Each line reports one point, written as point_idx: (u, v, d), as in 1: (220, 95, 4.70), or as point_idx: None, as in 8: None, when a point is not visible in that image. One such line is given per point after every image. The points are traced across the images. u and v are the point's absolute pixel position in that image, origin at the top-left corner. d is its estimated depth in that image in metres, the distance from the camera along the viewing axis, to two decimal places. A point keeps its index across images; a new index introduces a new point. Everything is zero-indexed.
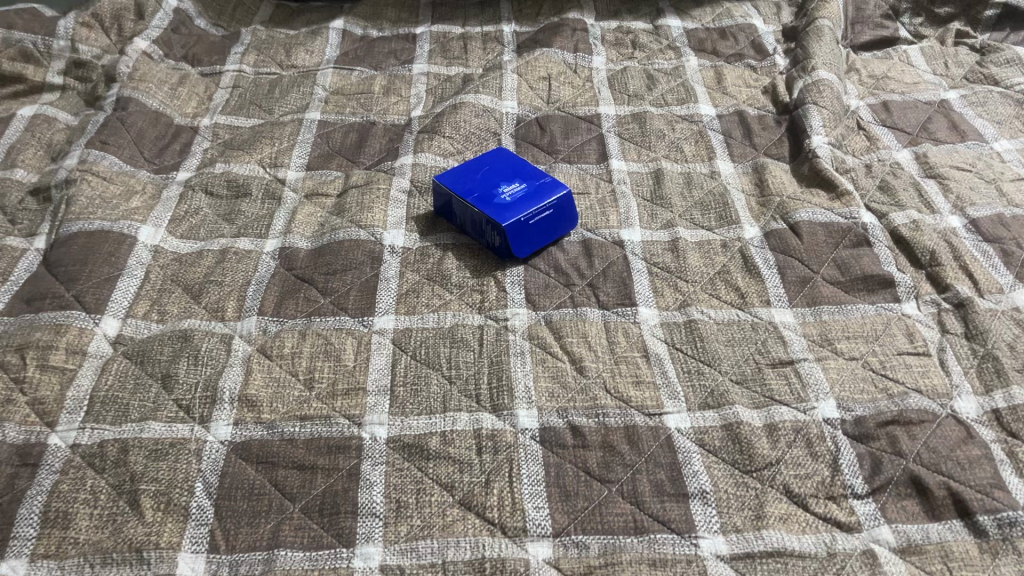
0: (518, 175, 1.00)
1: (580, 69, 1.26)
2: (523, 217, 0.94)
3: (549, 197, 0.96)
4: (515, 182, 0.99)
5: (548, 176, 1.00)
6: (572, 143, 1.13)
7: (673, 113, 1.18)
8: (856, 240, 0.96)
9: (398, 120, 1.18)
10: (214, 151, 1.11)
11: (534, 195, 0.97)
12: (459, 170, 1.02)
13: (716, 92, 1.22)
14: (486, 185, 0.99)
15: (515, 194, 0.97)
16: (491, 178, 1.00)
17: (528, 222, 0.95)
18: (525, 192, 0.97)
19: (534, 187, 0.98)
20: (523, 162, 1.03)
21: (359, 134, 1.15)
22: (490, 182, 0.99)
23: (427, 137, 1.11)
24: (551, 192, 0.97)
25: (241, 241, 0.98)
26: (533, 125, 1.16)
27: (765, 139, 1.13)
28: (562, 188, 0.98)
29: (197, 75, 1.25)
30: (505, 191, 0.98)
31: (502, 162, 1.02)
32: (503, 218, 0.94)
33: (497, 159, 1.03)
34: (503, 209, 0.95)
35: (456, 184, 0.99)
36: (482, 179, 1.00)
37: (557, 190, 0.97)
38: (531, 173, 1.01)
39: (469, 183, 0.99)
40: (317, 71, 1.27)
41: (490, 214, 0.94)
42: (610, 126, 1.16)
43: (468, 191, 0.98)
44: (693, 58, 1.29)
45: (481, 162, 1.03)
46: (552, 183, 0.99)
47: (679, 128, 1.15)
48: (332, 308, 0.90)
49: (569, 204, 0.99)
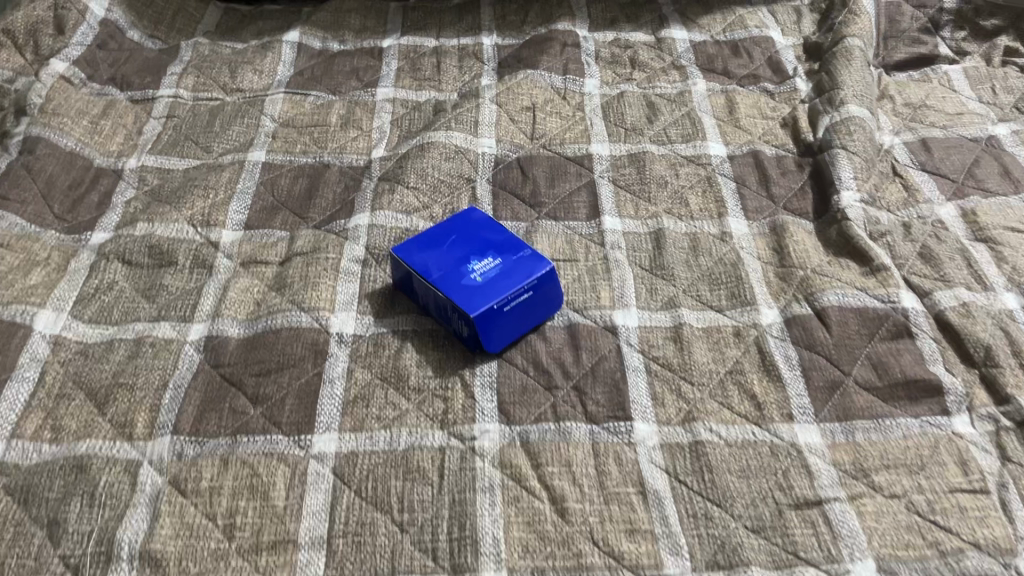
0: (494, 246, 0.84)
1: (570, 94, 1.09)
2: (495, 305, 0.78)
3: (528, 278, 0.80)
4: (489, 256, 0.83)
5: (528, 247, 0.84)
6: (558, 194, 0.97)
7: (677, 153, 1.01)
8: (895, 331, 0.80)
9: (356, 160, 1.01)
10: (139, 203, 0.95)
11: (510, 275, 0.81)
12: (423, 237, 0.85)
13: (728, 124, 1.05)
14: (453, 259, 0.83)
15: (488, 272, 0.81)
16: (460, 248, 0.84)
17: (502, 310, 0.79)
18: (499, 270, 0.81)
19: (512, 263, 0.82)
20: (500, 227, 0.86)
21: (310, 180, 0.98)
22: (459, 256, 0.83)
23: (388, 188, 0.95)
24: (530, 270, 0.81)
25: (161, 327, 0.82)
26: (514, 170, 0.99)
27: (783, 189, 0.97)
28: (544, 264, 0.82)
29: (126, 102, 1.08)
30: (476, 267, 0.82)
31: (475, 228, 0.86)
32: (471, 308, 0.78)
33: (469, 223, 0.87)
34: (472, 294, 0.79)
35: (419, 259, 0.83)
36: (450, 250, 0.84)
37: (537, 267, 0.81)
38: (509, 243, 0.84)
39: (434, 257, 0.83)
40: (265, 96, 1.09)
41: (456, 300, 0.79)
42: (603, 171, 0.99)
43: (432, 269, 0.82)
44: (700, 80, 1.12)
45: (449, 227, 0.86)
46: (532, 257, 0.83)
47: (684, 172, 0.99)
48: (263, 422, 0.75)
49: (553, 282, 0.83)
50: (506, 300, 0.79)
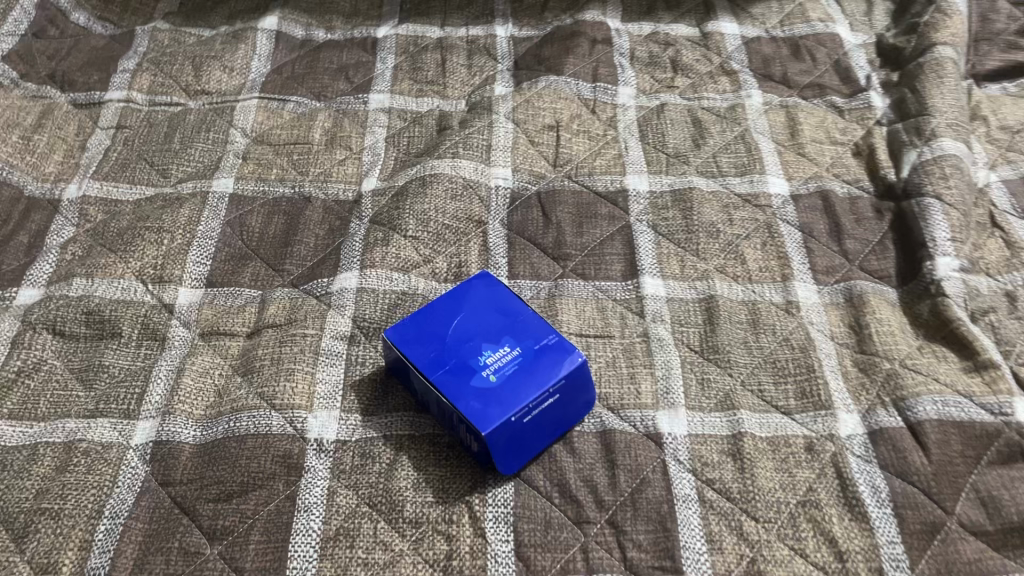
0: (511, 331, 0.68)
1: (601, 107, 0.91)
2: (514, 415, 0.62)
3: (554, 380, 0.64)
4: (505, 345, 0.67)
5: (554, 333, 0.68)
6: (587, 243, 0.80)
7: (730, 190, 0.84)
8: (1008, 454, 0.64)
9: (343, 192, 0.84)
10: (78, 248, 0.78)
11: (532, 373, 0.65)
12: (423, 314, 0.69)
13: (790, 152, 0.88)
14: (461, 348, 0.67)
15: (505, 367, 0.65)
16: (469, 332, 0.68)
17: (522, 420, 0.63)
18: (519, 365, 0.66)
19: (534, 355, 0.66)
20: (518, 304, 0.70)
21: (288, 220, 0.81)
22: (468, 344, 0.67)
23: (381, 235, 0.78)
24: (556, 367, 0.65)
25: (98, 426, 0.67)
26: (533, 210, 0.82)
27: (860, 242, 0.80)
28: (573, 357, 0.66)
29: (68, 108, 0.90)
30: (490, 361, 0.66)
31: (488, 305, 0.70)
32: (483, 419, 0.62)
33: (480, 298, 0.71)
34: (485, 399, 0.63)
35: (419, 345, 0.67)
36: (458, 334, 0.68)
37: (566, 362, 0.66)
38: (529, 326, 0.68)
39: (436, 343, 0.67)
40: (235, 103, 0.91)
41: (465, 406, 0.63)
42: (641, 213, 0.82)
43: (434, 361, 0.66)
44: (756, 90, 0.94)
45: (455, 302, 0.70)
46: (558, 347, 0.67)
47: (739, 216, 0.82)
48: (220, 568, 0.59)
49: (583, 380, 0.67)
50: (523, 410, 0.63)
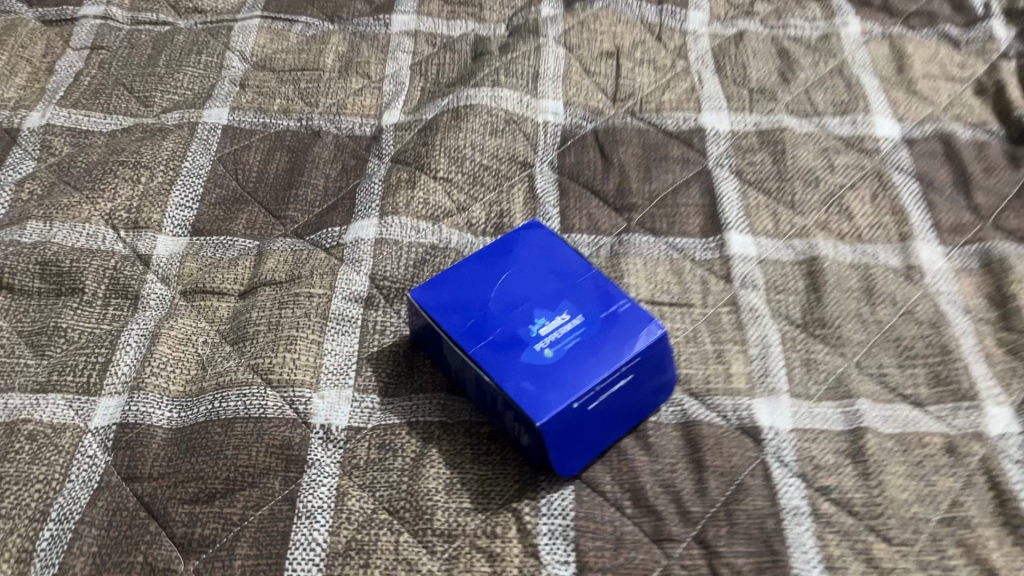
0: (571, 294, 0.54)
1: (668, 34, 0.77)
2: (577, 401, 0.48)
3: (627, 357, 0.50)
4: (564, 312, 0.53)
5: (625, 297, 0.54)
6: (657, 191, 0.65)
7: (829, 131, 0.69)
8: None
9: (359, 126, 0.69)
10: (37, 185, 0.63)
11: (598, 348, 0.51)
12: (459, 272, 0.55)
13: (898, 89, 0.73)
14: (508, 315, 0.53)
15: (565, 339, 0.51)
16: (517, 296, 0.54)
17: (586, 408, 0.49)
18: (581, 338, 0.51)
19: (600, 325, 0.52)
20: (579, 260, 0.56)
21: (293, 157, 0.67)
22: (515, 310, 0.53)
23: (406, 176, 0.63)
24: (629, 340, 0.51)
25: (49, 403, 0.53)
26: (590, 151, 0.68)
27: (994, 195, 0.65)
28: (651, 328, 0.52)
29: (36, 26, 0.76)
30: (546, 331, 0.52)
31: (541, 262, 0.56)
32: (537, 406, 0.48)
33: (531, 252, 0.56)
34: (539, 380, 0.49)
35: (455, 310, 0.53)
36: (503, 298, 0.54)
37: (642, 335, 0.52)
38: (594, 289, 0.54)
39: (477, 308, 0.53)
40: (233, 23, 0.77)
41: (513, 389, 0.49)
42: (721, 156, 0.68)
43: (474, 332, 0.52)
44: (852, 18, 0.79)
45: (500, 258, 0.56)
46: (631, 316, 0.53)
47: (842, 162, 0.67)
48: None
49: (662, 357, 0.53)
50: (584, 395, 0.49)
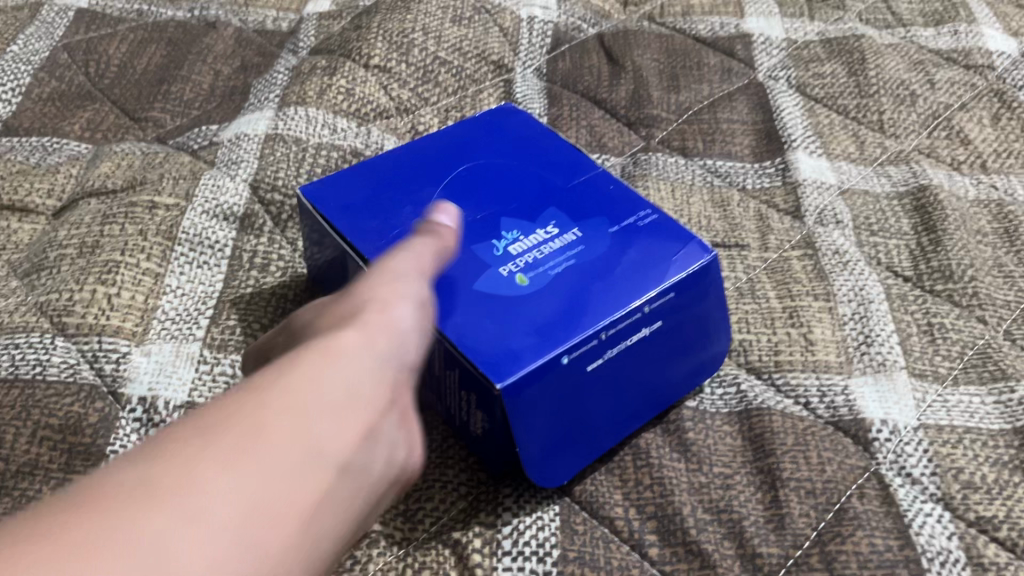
0: (562, 202, 0.34)
1: None
2: (567, 354, 0.28)
3: (653, 289, 0.30)
4: (549, 224, 0.32)
5: (648, 206, 0.33)
6: (687, 103, 0.46)
7: (920, 43, 0.50)
8: None
9: (273, 21, 0.50)
10: None
11: (604, 275, 0.30)
12: (384, 165, 0.35)
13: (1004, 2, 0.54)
14: (457, 227, 0.32)
15: (549, 260, 0.31)
16: (476, 201, 0.33)
17: (582, 368, 0.28)
18: (577, 261, 0.31)
19: (609, 243, 0.32)
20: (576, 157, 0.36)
21: (172, 48, 0.47)
22: (471, 219, 0.32)
23: (325, 64, 0.44)
24: (656, 265, 0.31)
25: None
26: (593, 55, 0.49)
27: None
28: (692, 250, 0.31)
29: None
30: (519, 250, 0.31)
31: (515, 158, 0.35)
32: (496, 360, 0.27)
33: (503, 146, 0.36)
34: (502, 320, 0.28)
35: (372, 215, 0.32)
36: (453, 203, 0.33)
37: (676, 258, 0.31)
38: (598, 195, 0.34)
39: (408, 214, 0.32)
40: None
41: (456, 330, 0.28)
42: (775, 67, 0.48)
43: (400, 246, 0.31)
44: None
45: (451, 152, 0.36)
46: (659, 232, 0.32)
47: (945, 77, 0.48)
48: None
49: (709, 301, 0.32)
50: (578, 346, 0.28)
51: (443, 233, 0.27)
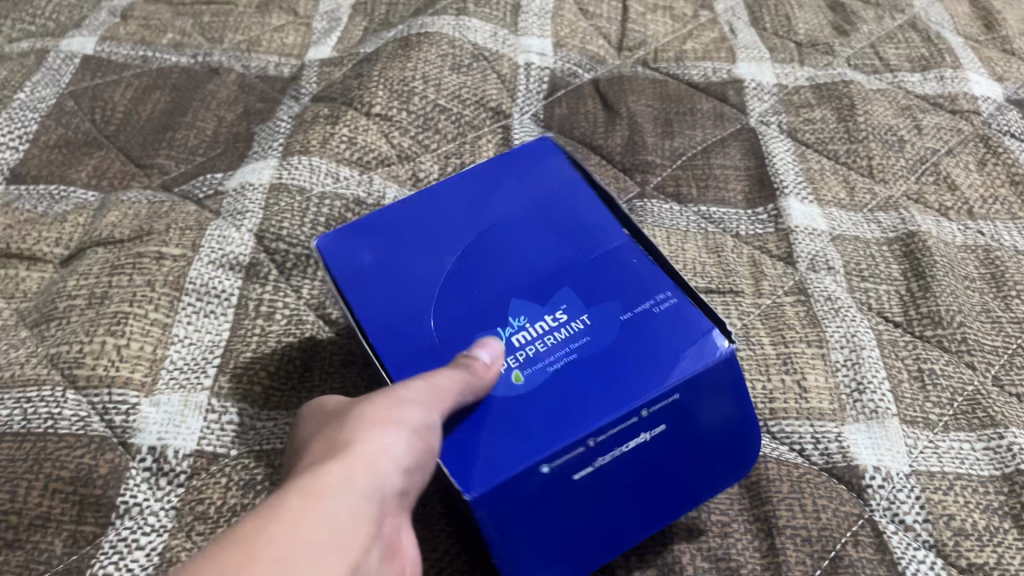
0: (578, 277, 0.31)
1: None
2: (546, 462, 0.27)
3: (653, 393, 0.28)
4: (560, 306, 0.30)
5: (671, 288, 0.30)
6: (682, 149, 0.47)
7: (907, 88, 0.52)
8: None
9: (275, 67, 0.51)
10: None
11: (607, 369, 0.29)
12: (398, 223, 0.33)
13: (988, 47, 0.56)
14: (466, 305, 0.31)
15: (549, 351, 0.29)
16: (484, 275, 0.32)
17: (571, 474, 0.27)
18: (579, 353, 0.29)
19: (617, 331, 0.30)
20: (602, 219, 0.33)
21: (176, 94, 0.48)
22: (476, 299, 0.31)
23: (328, 112, 0.45)
24: (663, 363, 0.28)
25: None
26: (589, 101, 0.50)
27: None
28: (703, 345, 0.29)
29: None
30: (524, 338, 0.30)
31: (536, 219, 0.33)
32: (473, 467, 0.26)
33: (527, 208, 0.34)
34: (489, 421, 0.28)
35: (378, 289, 0.31)
36: (465, 275, 0.32)
37: (687, 356, 0.28)
38: (618, 272, 0.31)
39: (417, 288, 0.31)
40: None
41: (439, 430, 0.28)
42: (767, 112, 0.50)
43: (402, 327, 0.30)
44: None
45: (473, 208, 0.34)
46: (675, 321, 0.29)
47: (932, 123, 0.49)
48: None
49: (722, 394, 0.29)
50: (559, 454, 0.27)
51: (479, 370, 0.27)
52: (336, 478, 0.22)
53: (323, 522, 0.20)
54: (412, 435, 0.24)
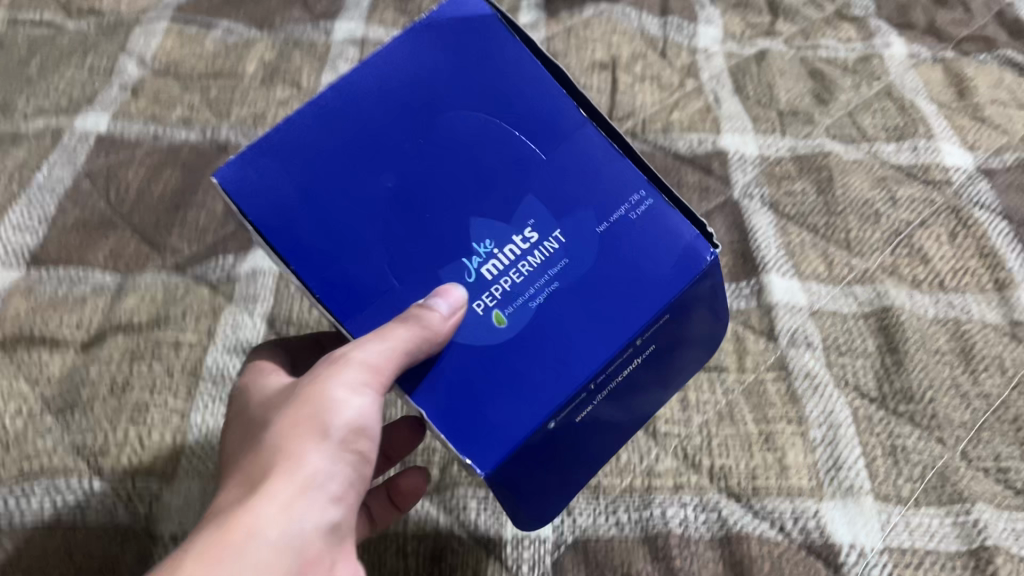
0: (548, 177, 0.34)
1: (673, 49, 0.62)
2: (553, 420, 0.32)
3: (639, 328, 0.33)
4: (530, 222, 0.33)
5: (641, 185, 0.34)
6: None
7: (884, 160, 0.54)
8: None
9: None
10: None
11: (595, 303, 0.33)
12: (331, 126, 0.32)
13: (961, 114, 0.58)
14: (426, 232, 0.32)
15: (534, 288, 0.33)
16: (447, 192, 0.33)
17: (571, 418, 0.33)
18: (563, 281, 0.33)
19: (598, 250, 0.33)
20: (550, 86, 0.34)
21: (187, 172, 0.51)
22: (444, 220, 0.32)
23: None
24: (645, 288, 0.33)
25: None
26: None
27: None
28: (686, 256, 0.34)
29: None
30: (497, 270, 0.33)
31: (477, 98, 0.34)
32: (486, 436, 0.31)
33: (475, 94, 0.34)
34: (494, 386, 0.32)
35: (331, 227, 0.31)
36: (418, 189, 0.32)
37: (669, 271, 0.34)
38: (581, 163, 0.34)
39: (372, 212, 0.32)
40: (134, 24, 0.62)
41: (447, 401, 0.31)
42: (750, 185, 0.52)
43: (358, 276, 0.32)
44: (896, 40, 0.65)
45: (404, 94, 0.33)
46: (651, 235, 0.34)
47: (906, 195, 0.52)
48: None
49: (696, 302, 0.36)
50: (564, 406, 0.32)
51: (432, 321, 0.30)
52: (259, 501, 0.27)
53: (238, 548, 0.26)
54: (339, 447, 0.29)
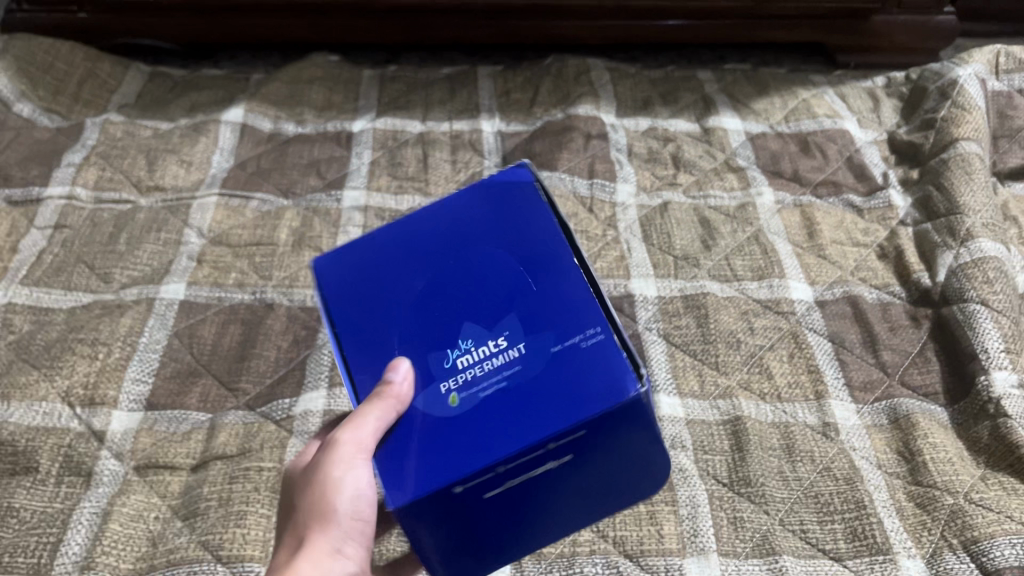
0: (523, 304, 0.44)
1: (599, 205, 0.83)
2: (459, 486, 0.39)
3: (552, 434, 0.39)
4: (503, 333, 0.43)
5: (597, 323, 0.42)
6: None
7: (747, 296, 0.75)
8: None
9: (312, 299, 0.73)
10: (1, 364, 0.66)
11: (519, 399, 0.41)
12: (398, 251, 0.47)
13: (809, 253, 0.79)
14: (421, 322, 0.45)
15: (484, 381, 0.42)
16: (449, 297, 0.45)
17: (476, 491, 0.40)
18: (509, 381, 0.42)
19: (544, 362, 0.42)
20: (556, 241, 0.46)
21: (246, 328, 0.70)
22: (441, 318, 0.45)
23: None
24: (571, 406, 0.40)
25: None
26: None
27: (897, 353, 0.70)
28: (614, 386, 0.40)
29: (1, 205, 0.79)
30: (470, 361, 0.43)
31: (501, 247, 0.46)
32: (406, 488, 0.40)
33: (492, 237, 0.47)
34: (427, 449, 0.41)
35: (372, 303, 0.46)
36: (429, 292, 0.46)
37: (601, 393, 0.40)
38: (555, 300, 0.43)
39: (404, 304, 0.46)
40: (191, 201, 0.81)
41: (393, 452, 0.41)
42: (650, 321, 0.73)
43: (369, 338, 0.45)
44: (767, 188, 0.86)
45: (457, 238, 0.47)
46: (590, 361, 0.41)
47: (760, 325, 0.72)
48: None
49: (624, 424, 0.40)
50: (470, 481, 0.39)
51: (396, 399, 0.42)
52: (303, 561, 0.41)
53: None
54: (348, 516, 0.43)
